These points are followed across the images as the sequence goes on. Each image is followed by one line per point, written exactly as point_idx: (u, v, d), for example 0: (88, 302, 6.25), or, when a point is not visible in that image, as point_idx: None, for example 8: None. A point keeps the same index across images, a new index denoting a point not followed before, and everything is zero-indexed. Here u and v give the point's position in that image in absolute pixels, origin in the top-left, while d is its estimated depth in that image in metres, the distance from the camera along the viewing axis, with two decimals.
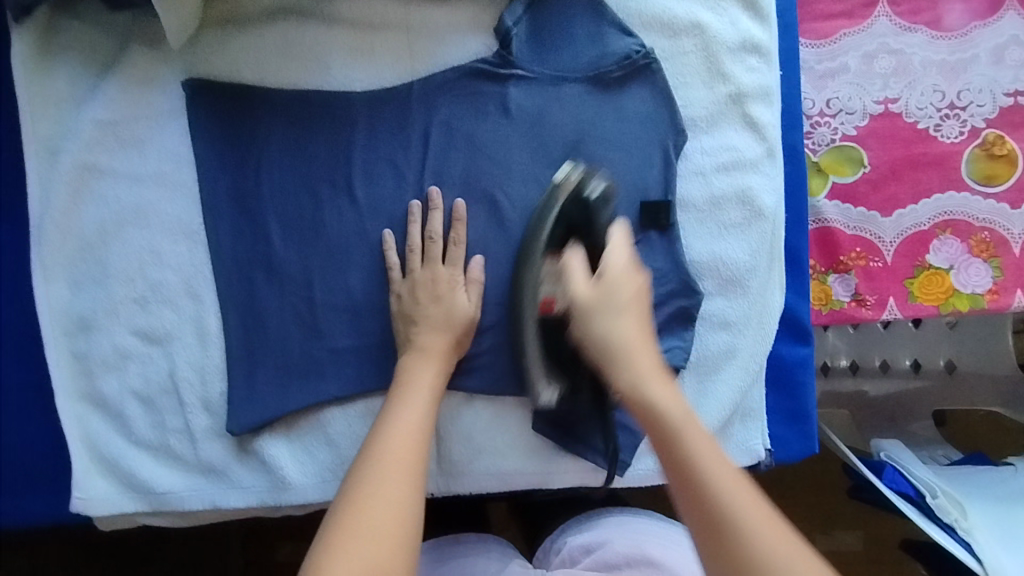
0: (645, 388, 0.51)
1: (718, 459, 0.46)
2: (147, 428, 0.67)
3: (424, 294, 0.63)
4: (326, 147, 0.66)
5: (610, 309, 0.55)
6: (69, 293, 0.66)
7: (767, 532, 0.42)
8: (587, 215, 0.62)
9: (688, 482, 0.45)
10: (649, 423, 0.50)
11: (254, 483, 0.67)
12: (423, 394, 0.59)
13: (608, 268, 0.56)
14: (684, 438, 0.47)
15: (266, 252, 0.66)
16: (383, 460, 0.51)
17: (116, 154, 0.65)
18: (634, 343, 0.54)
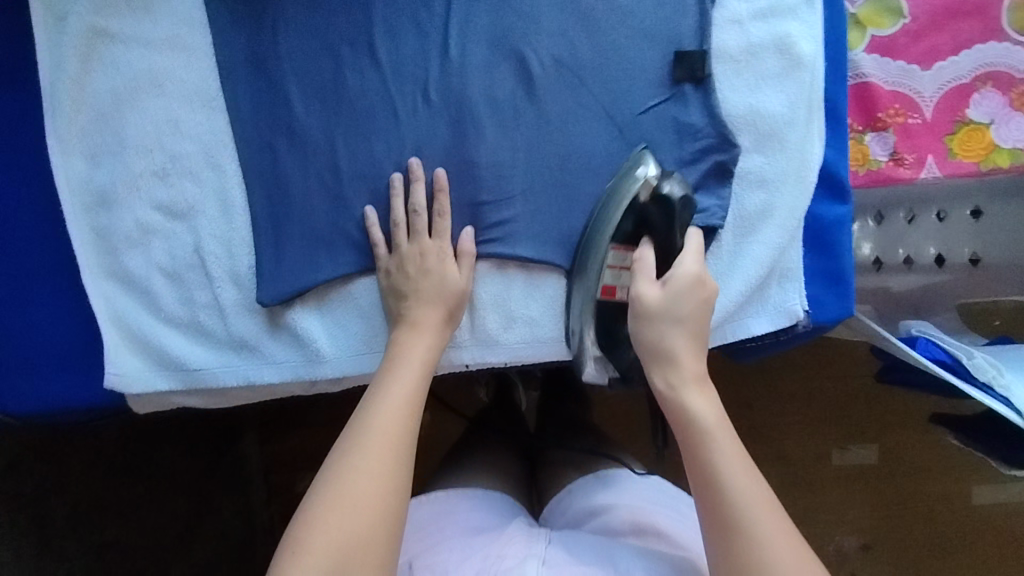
0: (683, 391, 0.57)
1: (734, 455, 0.54)
2: (175, 304, 0.65)
3: (415, 266, 0.62)
4: (346, 4, 0.63)
5: (666, 319, 0.58)
6: (88, 166, 0.64)
7: (762, 521, 0.51)
8: (666, 219, 0.61)
9: (706, 473, 0.54)
10: (681, 423, 0.57)
11: (287, 358, 0.66)
12: (414, 369, 0.59)
13: (675, 283, 0.58)
14: (711, 442, 0.55)
15: (288, 116, 0.64)
16: (372, 438, 0.54)
17: (127, 18, 0.63)
18: (682, 350, 0.58)
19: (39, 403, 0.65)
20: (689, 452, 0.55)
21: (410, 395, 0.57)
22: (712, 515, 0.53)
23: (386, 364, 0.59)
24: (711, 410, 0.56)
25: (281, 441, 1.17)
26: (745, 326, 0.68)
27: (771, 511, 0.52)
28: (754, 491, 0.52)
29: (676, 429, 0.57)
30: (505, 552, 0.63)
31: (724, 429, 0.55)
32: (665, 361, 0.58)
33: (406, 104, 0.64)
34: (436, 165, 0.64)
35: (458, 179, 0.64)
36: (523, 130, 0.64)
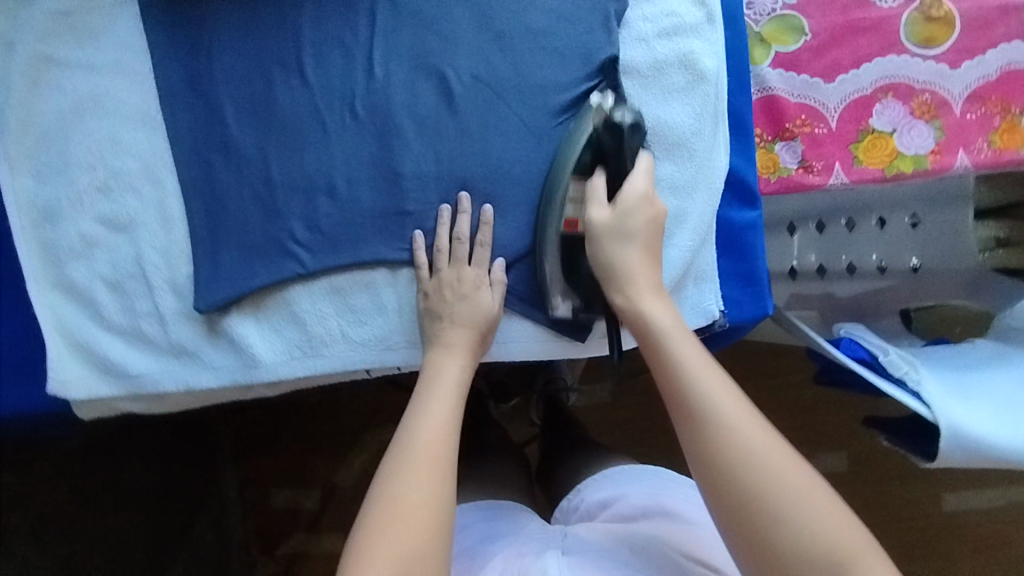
0: (642, 304, 0.62)
1: (698, 358, 0.58)
2: (118, 313, 0.69)
3: (452, 289, 0.67)
4: (275, 31, 0.68)
5: (622, 235, 0.64)
6: (34, 183, 0.68)
7: (732, 412, 0.55)
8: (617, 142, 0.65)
9: (675, 374, 0.58)
10: (645, 336, 0.61)
11: (225, 363, 0.69)
12: (449, 394, 0.63)
13: (628, 197, 0.64)
14: (674, 345, 0.59)
15: (222, 134, 0.68)
16: (417, 452, 0.58)
17: (72, 45, 0.67)
18: (638, 260, 0.64)
19: None
20: (650, 346, 0.61)
21: (448, 416, 0.61)
22: (677, 402, 0.57)
23: (421, 394, 0.63)
24: (667, 315, 0.61)
25: (258, 457, 1.19)
26: None
27: (730, 390, 0.56)
28: (715, 372, 0.57)
29: (636, 333, 0.62)
30: (521, 552, 0.65)
31: (681, 331, 0.60)
32: (620, 278, 0.63)
33: (335, 120, 0.68)
34: (364, 176, 0.68)
35: (386, 189, 0.68)
36: (445, 143, 0.68)
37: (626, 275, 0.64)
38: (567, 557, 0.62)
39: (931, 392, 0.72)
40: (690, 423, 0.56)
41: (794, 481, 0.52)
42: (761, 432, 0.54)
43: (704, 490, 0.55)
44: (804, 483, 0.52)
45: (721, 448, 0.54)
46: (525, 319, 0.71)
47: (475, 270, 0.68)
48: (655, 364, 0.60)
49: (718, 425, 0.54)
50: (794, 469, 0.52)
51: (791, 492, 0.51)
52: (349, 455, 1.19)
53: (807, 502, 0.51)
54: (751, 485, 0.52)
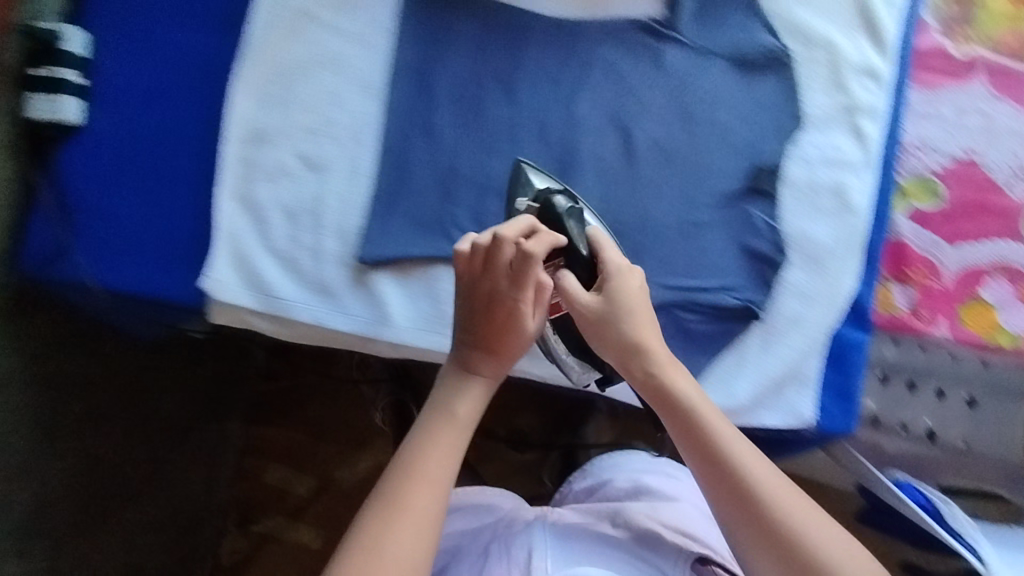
0: (666, 375, 0.61)
1: (725, 427, 0.60)
2: (283, 239, 0.75)
3: (480, 307, 0.62)
4: (503, 51, 0.77)
5: (612, 322, 0.62)
6: (255, 107, 0.75)
7: (765, 480, 0.58)
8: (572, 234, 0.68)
9: (709, 446, 0.59)
10: (668, 407, 0.61)
11: (359, 313, 0.75)
12: (458, 427, 0.60)
13: (612, 287, 0.63)
14: (702, 416, 0.60)
15: (429, 119, 0.76)
16: (407, 507, 0.55)
17: (332, 9, 0.76)
18: (654, 340, 0.63)
19: (131, 284, 0.73)
20: (675, 419, 0.60)
21: (450, 455, 0.59)
22: (709, 476, 0.59)
23: (421, 438, 0.59)
24: (692, 387, 0.61)
25: (270, 428, 1.18)
26: (756, 414, 0.76)
27: (754, 454, 0.59)
28: (740, 440, 0.60)
29: (655, 399, 0.62)
30: (512, 523, 0.74)
31: (708, 403, 0.61)
32: (643, 348, 0.62)
33: (527, 140, 0.76)
34: None
35: None
36: (613, 188, 0.76)
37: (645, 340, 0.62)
38: (552, 525, 0.71)
39: (985, 551, 0.75)
40: (737, 508, 0.57)
41: (834, 538, 0.56)
42: (791, 494, 0.58)
43: (744, 557, 0.57)
44: (843, 540, 0.56)
45: (764, 518, 0.56)
46: None
47: (525, 304, 0.61)
48: (680, 436, 0.60)
49: (754, 496, 0.57)
50: (827, 529, 0.56)
51: (832, 550, 0.55)
52: (357, 455, 1.17)
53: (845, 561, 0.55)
54: (796, 552, 0.55)
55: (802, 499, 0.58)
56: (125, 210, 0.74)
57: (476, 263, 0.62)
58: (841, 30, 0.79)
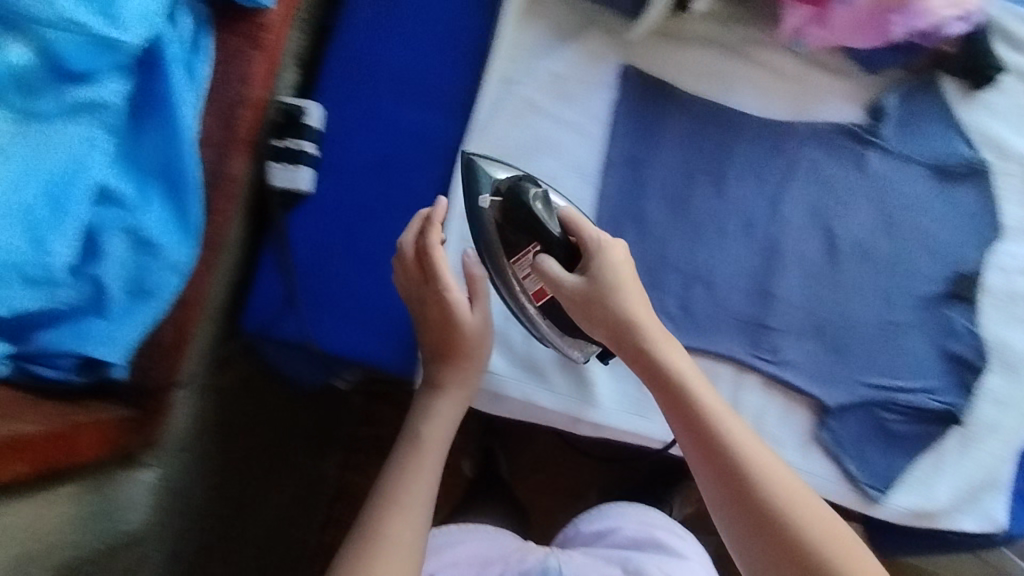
0: (657, 346, 0.62)
1: (719, 405, 0.60)
2: (499, 315, 0.77)
3: (438, 315, 0.70)
4: (713, 146, 0.79)
5: (601, 301, 0.62)
6: None
7: (764, 467, 0.57)
8: (531, 219, 0.66)
9: (704, 425, 0.59)
10: (663, 385, 0.61)
11: (566, 392, 0.76)
12: (417, 445, 0.71)
13: (610, 286, 0.62)
14: (697, 393, 0.60)
15: (640, 208, 0.78)
16: (391, 535, 0.63)
17: (553, 100, 0.79)
18: (648, 317, 0.63)
19: (347, 347, 0.75)
20: (680, 414, 0.60)
21: (425, 482, 0.68)
22: (716, 475, 0.58)
23: (398, 468, 0.69)
24: (683, 363, 0.62)
25: (364, 475, 1.16)
26: (953, 518, 0.76)
27: (764, 453, 0.59)
28: (750, 438, 0.59)
29: (661, 394, 0.61)
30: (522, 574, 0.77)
31: (705, 384, 0.61)
32: (639, 337, 0.62)
33: (733, 233, 0.78)
34: (741, 285, 0.77)
35: (757, 304, 0.77)
36: (817, 285, 0.78)
37: (640, 328, 0.62)
38: None
39: None
40: (736, 495, 0.57)
41: (840, 542, 0.55)
42: (785, 477, 0.58)
43: (741, 554, 0.57)
44: (842, 540, 0.55)
45: (767, 510, 0.56)
46: (830, 460, 0.77)
47: (453, 294, 0.69)
48: (687, 431, 0.60)
49: (755, 491, 0.56)
50: (817, 520, 0.56)
51: (841, 553, 0.54)
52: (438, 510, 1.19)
53: (835, 548, 0.55)
54: (805, 555, 0.54)
55: (815, 502, 0.57)
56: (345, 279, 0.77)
57: (413, 268, 0.70)
58: None
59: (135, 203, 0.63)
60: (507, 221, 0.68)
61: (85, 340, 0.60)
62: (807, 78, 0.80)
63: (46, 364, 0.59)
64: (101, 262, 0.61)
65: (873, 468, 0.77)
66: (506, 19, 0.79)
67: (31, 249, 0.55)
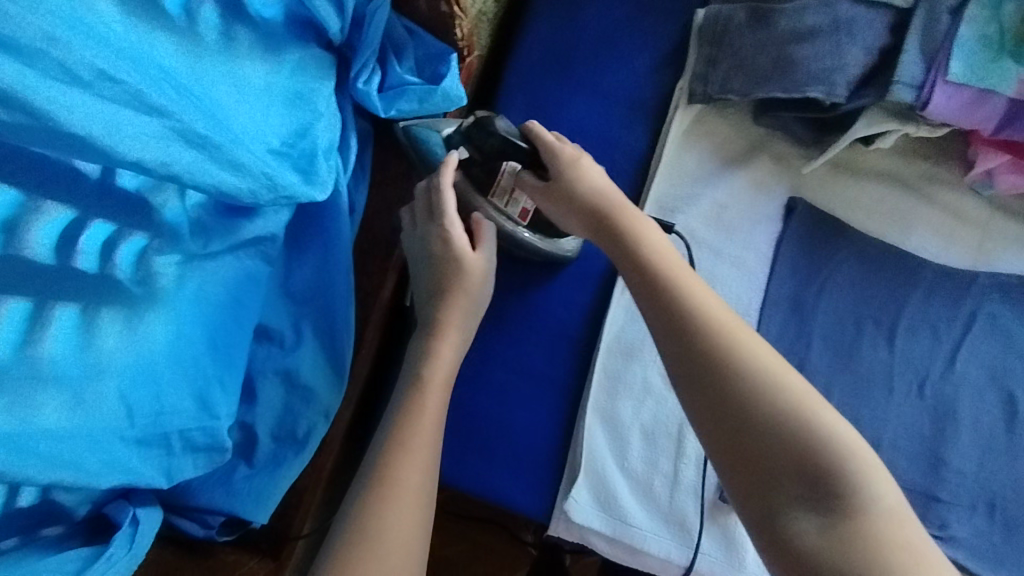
0: (630, 228, 0.57)
1: (706, 292, 0.54)
2: (640, 460, 0.70)
3: (438, 249, 0.61)
4: (885, 292, 0.74)
5: (573, 185, 0.59)
6: (624, 319, 0.74)
7: (736, 341, 0.50)
8: (503, 145, 0.61)
9: (671, 300, 0.53)
10: (637, 268, 0.55)
11: (712, 551, 0.68)
12: (428, 400, 0.57)
13: (569, 172, 0.59)
14: (671, 276, 0.54)
15: (802, 354, 0.72)
16: (390, 479, 0.53)
17: (713, 231, 0.75)
18: (622, 202, 0.59)
19: (467, 486, 0.70)
20: (653, 306, 0.54)
21: (433, 419, 0.57)
22: (677, 352, 0.51)
23: (397, 413, 0.57)
24: (662, 247, 0.57)
25: None
26: None
27: (756, 341, 0.51)
28: (732, 326, 0.51)
29: (639, 285, 0.55)
30: None
31: (683, 269, 0.55)
32: (614, 224, 0.57)
33: (902, 389, 0.72)
34: (910, 450, 0.70)
35: (926, 472, 0.70)
36: (993, 456, 0.71)
37: (619, 219, 0.58)
38: None
39: None
40: (700, 381, 0.50)
41: (838, 436, 0.47)
42: (764, 358, 0.50)
43: (714, 461, 0.49)
44: (843, 442, 0.46)
45: (734, 392, 0.49)
46: None
47: (456, 227, 0.61)
48: (654, 313, 0.54)
49: (737, 377, 0.49)
50: (805, 408, 0.48)
51: (847, 456, 0.46)
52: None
53: (801, 427, 0.47)
54: (753, 428, 0.47)
55: (783, 367, 0.50)
56: (484, 408, 0.72)
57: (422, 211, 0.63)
58: None
59: (291, 343, 0.60)
60: (479, 149, 0.62)
61: (233, 496, 0.55)
62: (986, 225, 0.75)
63: (194, 520, 0.56)
64: (254, 409, 0.57)
65: None
66: (670, 144, 0.76)
67: (199, 413, 0.51)
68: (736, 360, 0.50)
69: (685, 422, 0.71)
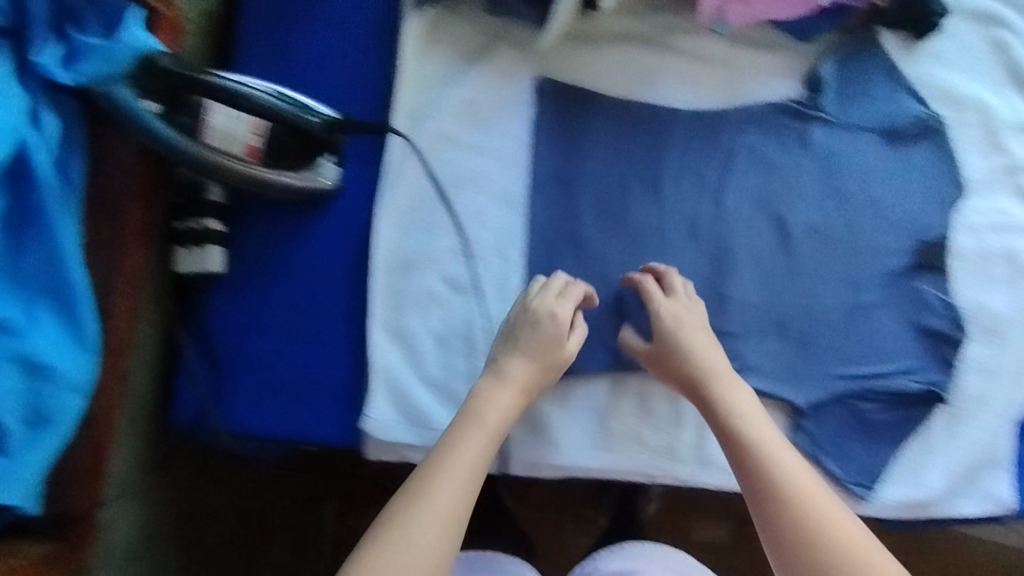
0: (711, 386, 0.65)
1: (778, 437, 0.62)
2: (437, 367, 0.73)
3: (547, 324, 0.67)
4: (643, 149, 0.75)
5: (675, 348, 0.67)
6: (398, 236, 0.73)
7: (811, 500, 0.57)
8: (183, 80, 0.63)
9: (755, 452, 0.60)
10: (721, 426, 0.63)
11: (523, 437, 0.71)
12: (484, 431, 0.62)
13: (667, 330, 0.67)
14: (752, 432, 0.62)
15: (575, 228, 0.74)
16: (433, 503, 0.57)
17: (467, 128, 0.75)
18: (699, 347, 0.67)
19: (275, 432, 0.71)
20: (747, 478, 0.60)
21: (477, 451, 0.61)
22: (758, 498, 0.59)
23: (448, 439, 0.62)
24: (741, 401, 0.64)
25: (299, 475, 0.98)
26: (952, 503, 0.71)
27: (819, 493, 0.58)
28: (805, 479, 0.58)
29: (727, 440, 0.63)
30: None
31: (761, 418, 0.63)
32: (702, 387, 0.65)
33: (676, 238, 0.74)
34: None
35: (711, 309, 0.72)
36: (772, 279, 0.73)
37: (702, 384, 0.66)
38: None
39: None
40: (768, 520, 0.57)
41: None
42: (833, 512, 0.57)
43: None
44: None
45: (792, 532, 0.56)
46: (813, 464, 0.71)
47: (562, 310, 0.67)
48: (736, 457, 0.61)
49: (802, 523, 0.56)
50: (856, 550, 0.54)
51: None
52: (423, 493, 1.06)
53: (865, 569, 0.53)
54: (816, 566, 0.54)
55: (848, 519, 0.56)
56: (273, 353, 0.72)
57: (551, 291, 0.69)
58: (990, 87, 0.76)
59: (25, 328, 0.59)
60: (167, 95, 0.64)
61: None
62: (731, 60, 0.75)
63: None
64: None
65: (859, 464, 0.71)
66: (407, 52, 0.74)
67: None
68: (816, 518, 0.56)
69: (473, 320, 0.73)
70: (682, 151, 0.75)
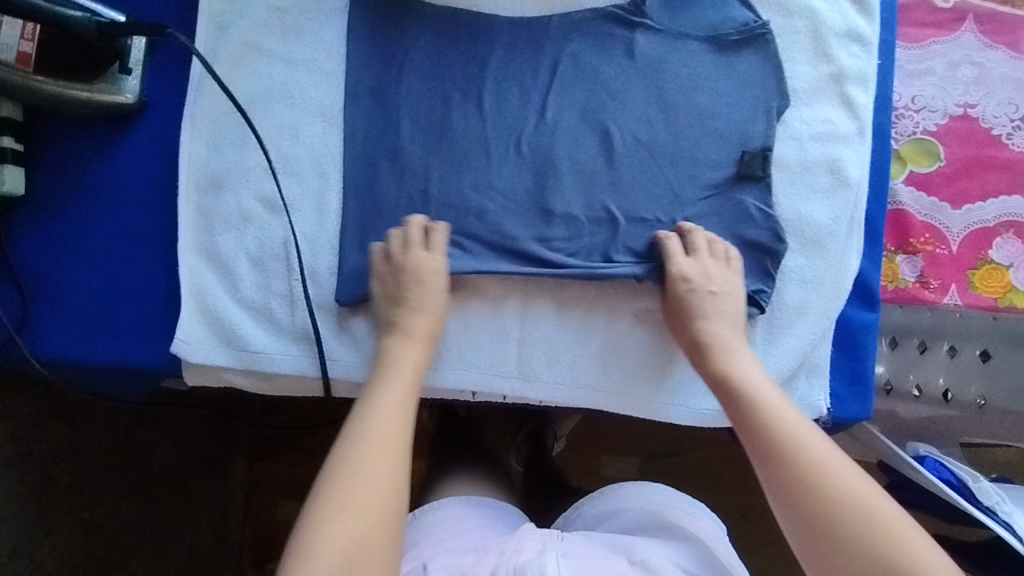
0: (730, 348, 0.66)
1: (775, 393, 0.62)
2: (253, 289, 0.70)
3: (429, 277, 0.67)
4: (463, 59, 0.72)
5: (691, 312, 0.67)
6: (207, 153, 0.71)
7: (821, 451, 0.57)
8: None
9: (754, 408, 0.61)
10: (724, 387, 0.64)
11: (343, 357, 0.70)
12: (405, 392, 0.61)
13: (682, 294, 0.68)
14: (755, 390, 0.62)
15: (393, 142, 0.71)
16: (366, 464, 0.56)
17: (277, 39, 0.72)
18: (710, 308, 0.67)
19: (83, 359, 0.68)
20: (752, 435, 0.60)
21: (400, 410, 0.60)
22: (762, 454, 0.59)
23: (370, 402, 0.60)
24: (753, 366, 0.65)
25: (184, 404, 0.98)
26: None
27: (818, 441, 0.58)
28: (805, 431, 0.58)
29: (728, 399, 0.63)
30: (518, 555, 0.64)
31: (760, 380, 0.63)
32: (708, 349, 0.66)
33: (498, 152, 0.71)
34: (512, 207, 0.71)
35: (532, 222, 0.71)
36: (595, 191, 0.71)
37: (715, 348, 0.66)
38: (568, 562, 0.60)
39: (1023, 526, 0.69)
40: (777, 474, 0.57)
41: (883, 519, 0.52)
42: (837, 458, 0.57)
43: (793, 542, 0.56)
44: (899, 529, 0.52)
45: (798, 482, 0.56)
46: (636, 377, 0.71)
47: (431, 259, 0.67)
48: (739, 417, 0.62)
49: (810, 472, 0.56)
50: (850, 494, 0.54)
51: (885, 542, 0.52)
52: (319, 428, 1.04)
53: (870, 516, 0.53)
54: (820, 515, 0.54)
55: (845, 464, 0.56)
56: (80, 277, 0.69)
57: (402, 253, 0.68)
58: None
59: None
60: None
61: None
62: None
63: None
64: None
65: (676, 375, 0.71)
66: None
67: None
68: (825, 466, 0.56)
69: (289, 238, 0.70)
70: (505, 59, 0.72)
